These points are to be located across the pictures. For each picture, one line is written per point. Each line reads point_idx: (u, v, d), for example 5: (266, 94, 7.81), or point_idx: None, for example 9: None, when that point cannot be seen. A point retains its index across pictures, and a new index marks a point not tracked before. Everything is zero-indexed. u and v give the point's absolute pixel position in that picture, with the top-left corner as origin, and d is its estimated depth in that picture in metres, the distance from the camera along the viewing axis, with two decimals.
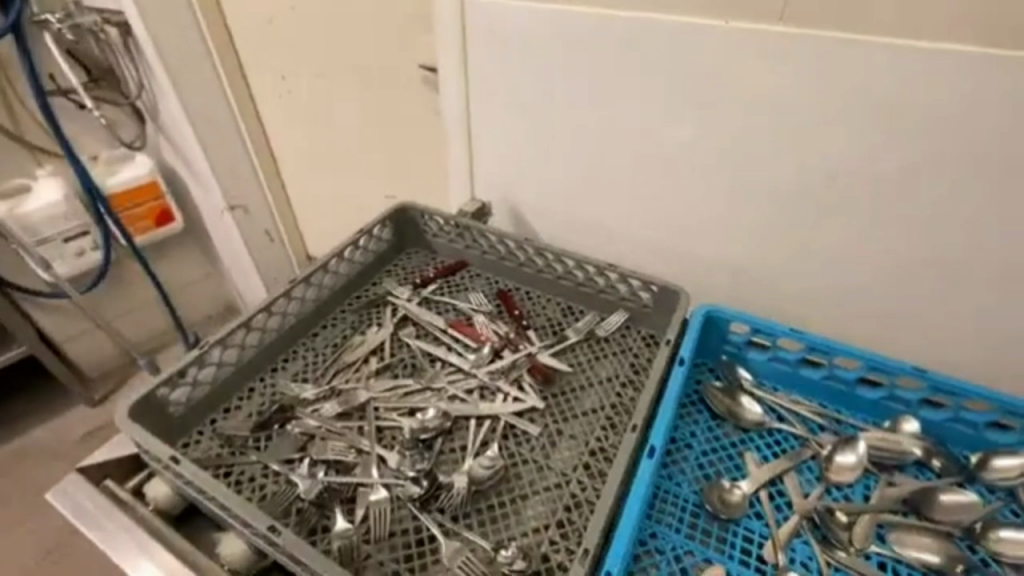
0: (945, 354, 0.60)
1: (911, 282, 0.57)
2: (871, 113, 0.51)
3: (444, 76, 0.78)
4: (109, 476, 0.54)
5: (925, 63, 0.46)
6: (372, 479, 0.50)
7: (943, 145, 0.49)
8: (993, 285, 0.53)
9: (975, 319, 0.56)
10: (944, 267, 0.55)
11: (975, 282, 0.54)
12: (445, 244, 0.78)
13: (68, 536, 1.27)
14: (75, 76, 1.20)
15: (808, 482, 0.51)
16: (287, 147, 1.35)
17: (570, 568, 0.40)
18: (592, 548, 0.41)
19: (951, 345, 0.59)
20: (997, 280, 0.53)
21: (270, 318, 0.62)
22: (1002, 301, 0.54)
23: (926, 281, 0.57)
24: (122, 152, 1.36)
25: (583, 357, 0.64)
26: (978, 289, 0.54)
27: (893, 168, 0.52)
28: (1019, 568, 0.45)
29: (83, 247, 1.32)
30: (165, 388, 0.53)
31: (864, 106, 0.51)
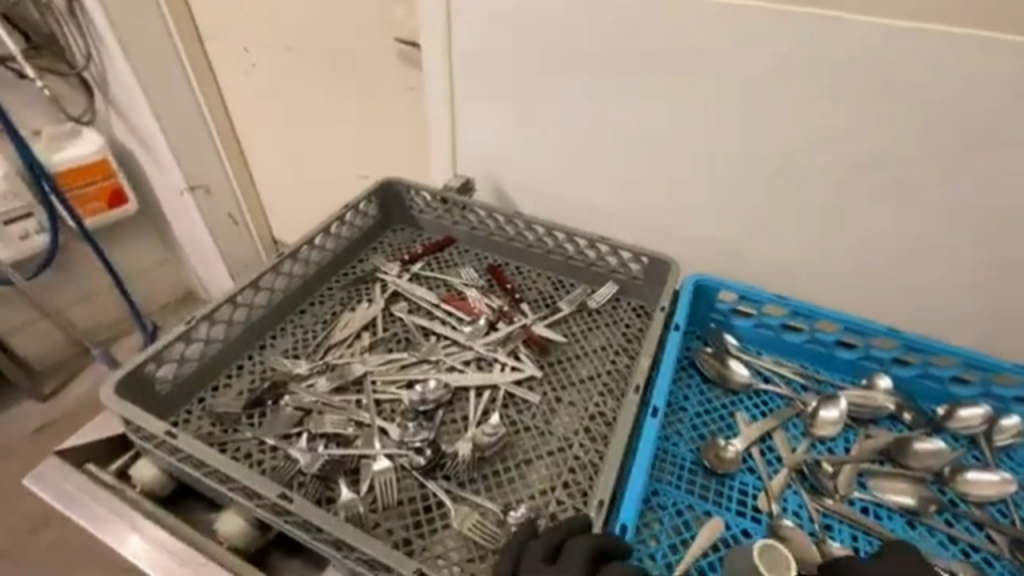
0: (912, 318, 0.64)
1: (885, 251, 0.61)
2: (852, 87, 0.53)
3: (426, 52, 0.76)
4: (90, 461, 0.51)
5: (902, 40, 0.49)
6: (375, 450, 0.50)
7: (917, 120, 0.52)
8: (957, 253, 0.57)
9: (939, 283, 0.60)
10: (916, 236, 0.58)
11: (942, 249, 0.58)
12: (432, 220, 0.77)
13: (20, 538, 1.19)
14: (13, 43, 1.11)
15: (794, 438, 0.54)
16: (251, 125, 1.29)
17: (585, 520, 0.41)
18: (604, 500, 0.42)
19: (917, 309, 0.63)
20: (962, 248, 0.57)
21: (257, 294, 0.60)
22: (964, 265, 0.58)
23: (898, 250, 0.60)
24: (70, 127, 1.26)
25: (576, 328, 0.65)
26: (943, 256, 0.58)
27: (871, 142, 0.55)
28: (982, 505, 0.49)
29: (26, 229, 1.23)
30: (152, 363, 0.51)
31: (846, 80, 0.53)
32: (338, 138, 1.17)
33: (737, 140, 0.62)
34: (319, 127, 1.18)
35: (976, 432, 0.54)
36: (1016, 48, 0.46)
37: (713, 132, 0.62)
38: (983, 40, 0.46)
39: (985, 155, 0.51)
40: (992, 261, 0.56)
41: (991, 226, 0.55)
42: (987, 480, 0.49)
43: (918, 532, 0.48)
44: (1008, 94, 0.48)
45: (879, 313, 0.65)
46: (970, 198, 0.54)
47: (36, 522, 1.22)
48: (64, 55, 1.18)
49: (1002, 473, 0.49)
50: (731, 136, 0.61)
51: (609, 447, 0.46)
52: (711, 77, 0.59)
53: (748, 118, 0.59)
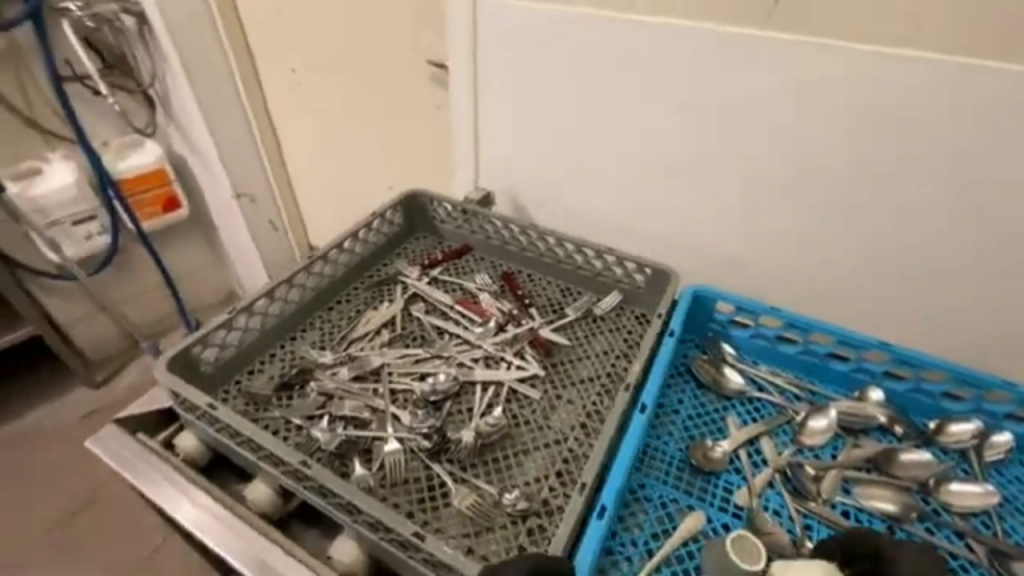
0: (908, 335, 0.66)
1: (879, 269, 0.63)
2: (849, 110, 0.56)
3: (454, 80, 0.84)
4: (141, 431, 0.58)
5: (886, 68, 0.53)
6: (387, 433, 0.55)
7: (906, 141, 0.55)
8: (950, 271, 0.59)
9: (936, 300, 0.62)
10: (908, 255, 0.61)
11: (940, 271, 0.60)
12: (452, 230, 0.83)
13: (71, 512, 1.28)
14: (91, 63, 1.24)
15: (782, 443, 0.57)
16: (293, 139, 1.39)
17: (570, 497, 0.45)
18: (590, 482, 0.46)
19: (910, 327, 0.65)
20: (954, 266, 0.59)
21: (291, 290, 0.67)
22: (960, 284, 0.60)
23: (892, 267, 0.63)
24: (133, 138, 1.39)
25: (580, 333, 0.70)
26: (937, 275, 0.60)
27: (867, 163, 0.58)
28: (965, 516, 0.51)
29: (91, 230, 1.36)
30: (198, 346, 0.58)
31: (841, 105, 0.57)
32: (372, 151, 1.25)
33: (738, 158, 0.65)
34: (355, 139, 1.26)
35: (966, 446, 0.55)
36: (995, 74, 0.49)
37: (714, 151, 0.67)
38: (963, 67, 0.50)
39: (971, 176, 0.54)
40: (985, 279, 0.58)
41: (982, 245, 0.57)
42: (970, 491, 0.51)
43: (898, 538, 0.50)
44: (995, 117, 0.50)
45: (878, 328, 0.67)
46: (960, 217, 0.56)
47: (82, 501, 1.30)
48: (132, 73, 1.31)
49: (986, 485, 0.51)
50: (732, 155, 0.66)
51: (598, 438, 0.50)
52: (714, 99, 0.63)
53: (746, 138, 0.64)
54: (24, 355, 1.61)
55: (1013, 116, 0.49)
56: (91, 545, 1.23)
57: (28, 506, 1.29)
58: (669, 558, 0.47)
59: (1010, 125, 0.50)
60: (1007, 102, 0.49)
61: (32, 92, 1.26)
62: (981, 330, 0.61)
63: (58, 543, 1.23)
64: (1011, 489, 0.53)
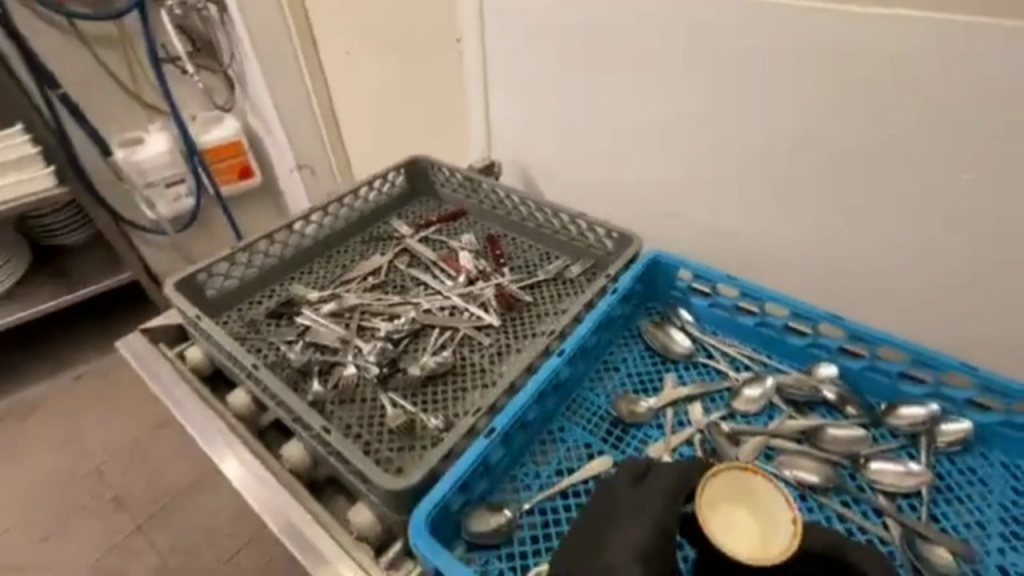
0: (876, 314, 0.64)
1: (872, 245, 0.60)
2: (836, 76, 0.54)
3: (467, 45, 0.89)
4: (161, 341, 0.70)
5: (840, 27, 0.52)
6: (346, 360, 0.63)
7: (865, 104, 0.54)
8: (939, 246, 0.56)
9: (941, 281, 0.57)
10: (900, 230, 0.57)
11: (940, 251, 0.56)
12: (451, 194, 0.89)
13: (146, 435, 1.42)
14: (181, 47, 1.44)
15: (713, 406, 0.58)
16: (352, 125, 1.40)
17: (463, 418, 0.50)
18: (486, 407, 0.52)
19: (874, 300, 0.63)
20: (956, 241, 0.54)
21: (291, 236, 0.76)
22: (965, 267, 0.55)
23: (865, 241, 0.60)
24: (215, 114, 1.57)
25: (548, 293, 0.72)
26: (941, 254, 0.56)
27: (860, 129, 0.55)
28: (891, 496, 0.49)
29: (179, 192, 1.56)
30: (204, 274, 0.69)
31: (830, 71, 0.54)
32: (419, 137, 1.21)
33: (712, 124, 0.66)
34: (405, 129, 1.22)
35: (917, 430, 0.52)
36: (963, 30, 0.46)
37: (689, 117, 0.68)
38: (914, 20, 0.48)
39: (932, 140, 0.52)
40: (977, 259, 0.54)
41: (986, 215, 0.52)
42: (892, 470, 0.49)
43: (808, 507, 0.49)
44: (998, 71, 0.46)
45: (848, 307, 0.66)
46: (968, 187, 0.51)
47: (158, 422, 1.45)
48: (215, 55, 1.49)
49: (911, 465, 0.49)
50: (705, 125, 0.67)
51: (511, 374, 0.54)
52: (690, 68, 0.65)
53: (717, 106, 0.65)
54: (109, 304, 1.80)
55: (966, 69, 0.47)
56: (160, 462, 1.36)
57: (116, 425, 1.45)
58: (566, 490, 0.51)
59: (1010, 82, 0.45)
60: (958, 56, 0.47)
61: (138, 71, 1.50)
62: (981, 317, 0.57)
63: (134, 459, 1.37)
64: (957, 478, 0.50)
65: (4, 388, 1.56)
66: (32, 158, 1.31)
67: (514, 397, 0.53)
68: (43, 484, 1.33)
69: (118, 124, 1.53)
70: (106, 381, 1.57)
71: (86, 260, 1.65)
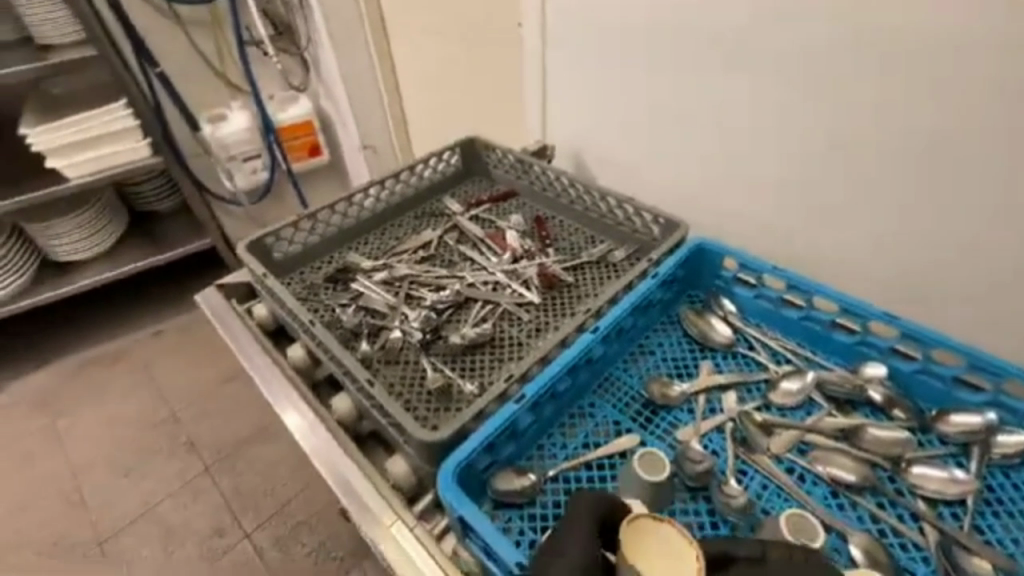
0: (934, 314, 0.62)
1: (936, 243, 0.58)
2: (907, 62, 0.52)
3: (526, 30, 0.90)
4: (231, 297, 0.77)
5: (916, 11, 0.49)
6: (393, 325, 0.67)
7: (939, 94, 0.51)
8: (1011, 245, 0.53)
9: (1007, 278, 0.54)
10: (969, 228, 0.55)
11: (1010, 250, 0.53)
12: (502, 174, 0.90)
13: (215, 389, 1.55)
14: (264, 30, 1.53)
15: (749, 396, 0.57)
16: (416, 109, 1.43)
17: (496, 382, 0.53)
18: (519, 373, 0.54)
19: (937, 302, 0.61)
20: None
21: (350, 208, 0.81)
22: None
23: (930, 240, 0.58)
24: (290, 94, 1.67)
25: (590, 275, 0.72)
26: (1010, 253, 0.53)
27: (932, 116, 0.53)
28: (931, 502, 0.47)
29: (255, 167, 1.68)
30: (271, 238, 0.75)
31: (901, 57, 0.52)
32: (477, 120, 1.22)
33: (773, 110, 0.64)
34: (465, 112, 1.24)
35: (970, 440, 0.49)
36: None
37: (750, 103, 0.66)
38: (1005, 5, 0.44)
39: (1016, 133, 0.48)
40: None
41: None
42: (934, 475, 0.47)
43: (840, 504, 0.48)
44: None
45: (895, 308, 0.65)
46: None
47: (226, 377, 1.58)
48: (293, 38, 1.58)
49: (957, 472, 0.47)
50: (759, 113, 0.66)
51: (545, 346, 0.56)
52: (751, 61, 0.64)
53: (772, 95, 0.63)
54: (185, 267, 1.97)
55: None
56: (225, 415, 1.48)
57: (190, 377, 1.60)
58: (591, 462, 0.52)
59: None
60: None
61: (225, 52, 1.61)
62: None
63: (204, 408, 1.51)
64: (1010, 492, 0.47)
65: (102, 335, 1.76)
66: (132, 131, 1.45)
67: (545, 367, 0.55)
68: (128, 424, 1.49)
69: (205, 101, 1.66)
70: (184, 337, 1.73)
71: (172, 226, 1.81)
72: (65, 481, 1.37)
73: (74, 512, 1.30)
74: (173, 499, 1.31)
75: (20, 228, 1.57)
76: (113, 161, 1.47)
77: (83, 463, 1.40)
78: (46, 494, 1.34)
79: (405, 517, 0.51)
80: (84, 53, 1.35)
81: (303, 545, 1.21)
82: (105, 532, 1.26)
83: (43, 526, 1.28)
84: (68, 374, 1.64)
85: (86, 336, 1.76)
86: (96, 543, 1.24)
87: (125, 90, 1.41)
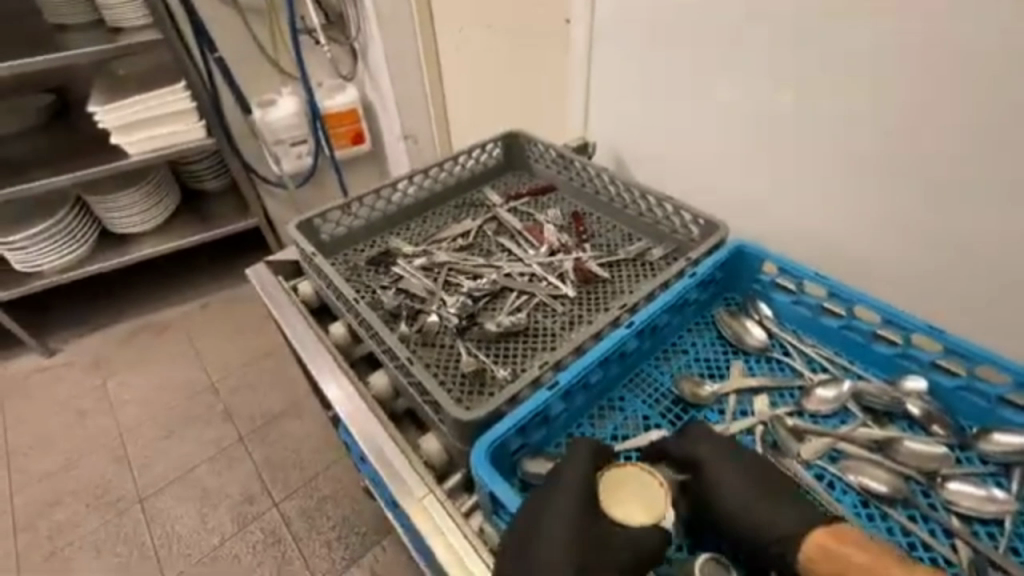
0: (986, 332, 0.60)
1: (994, 262, 0.56)
2: (970, 77, 0.50)
3: (574, 27, 0.91)
4: (280, 274, 0.81)
5: (985, 24, 0.48)
6: (431, 309, 0.69)
7: (1004, 114, 0.50)
8: None
9: None
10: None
11: None
12: (543, 169, 0.91)
13: (252, 363, 1.62)
14: (316, 19, 1.58)
15: (782, 400, 0.57)
16: (458, 101, 1.44)
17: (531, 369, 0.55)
18: (552, 362, 0.56)
19: (989, 320, 0.59)
20: None
21: (394, 194, 0.84)
22: None
23: (1002, 263, 0.55)
24: (337, 82, 1.72)
25: (625, 272, 0.73)
26: None
27: (994, 131, 0.51)
28: (967, 519, 0.46)
29: (300, 152, 1.74)
30: (319, 219, 0.78)
31: (966, 71, 0.51)
32: (518, 115, 1.24)
33: (824, 113, 0.63)
34: (507, 106, 1.25)
35: (1011, 461, 0.48)
36: None
37: (802, 108, 0.65)
38: None
39: None
40: None
41: None
42: (971, 492, 0.47)
43: (869, 514, 0.48)
44: None
45: (944, 316, 0.63)
46: None
47: (262, 353, 1.65)
48: (343, 29, 1.63)
49: (995, 492, 0.46)
50: (810, 118, 0.65)
51: (578, 338, 0.58)
52: (801, 63, 0.63)
53: (820, 100, 0.63)
54: (230, 245, 2.06)
55: None
56: (260, 389, 1.55)
57: (229, 350, 1.67)
58: (619, 454, 0.54)
59: None
60: None
61: (278, 40, 1.67)
62: None
63: (241, 381, 1.58)
64: None
65: (150, 305, 1.86)
66: (188, 113, 1.52)
67: (578, 358, 0.57)
68: (170, 390, 1.57)
69: (257, 87, 1.73)
70: (226, 312, 1.81)
71: (219, 204, 1.89)
72: (110, 440, 1.46)
73: (118, 469, 1.39)
74: (209, 464, 1.38)
75: (83, 199, 1.67)
76: (163, 142, 1.53)
77: (128, 423, 1.49)
78: (94, 451, 1.43)
79: (437, 491, 0.54)
80: (150, 36, 1.41)
81: (329, 518, 1.25)
82: (146, 490, 1.34)
83: (90, 479, 1.37)
84: (118, 340, 1.74)
85: (136, 306, 1.86)
86: (137, 499, 1.32)
87: (185, 73, 1.47)
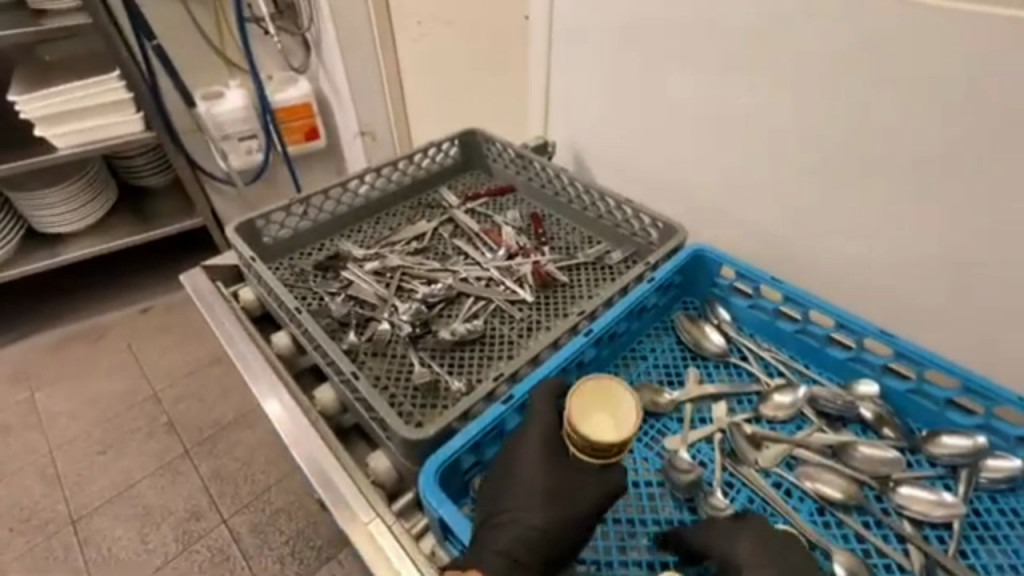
0: (939, 332, 0.61)
1: (961, 268, 0.56)
2: (937, 85, 0.50)
3: (533, 25, 0.88)
4: (218, 280, 0.75)
5: (950, 35, 0.48)
6: (382, 317, 0.65)
7: (974, 122, 0.50)
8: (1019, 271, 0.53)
9: (1000, 299, 0.55)
10: (981, 253, 0.54)
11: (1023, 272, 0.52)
12: (501, 169, 0.88)
13: (198, 370, 1.53)
14: (266, 8, 1.49)
15: (740, 407, 0.57)
16: (416, 95, 1.38)
17: (484, 381, 0.52)
18: (509, 373, 0.53)
19: (944, 322, 0.60)
20: None
21: (344, 194, 0.79)
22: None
23: (953, 266, 0.57)
24: (290, 75, 1.63)
25: (585, 277, 0.71)
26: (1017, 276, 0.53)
27: (960, 140, 0.51)
28: (919, 523, 0.47)
29: (250, 147, 1.64)
30: (260, 221, 0.73)
31: (931, 78, 0.50)
32: (481, 112, 1.19)
33: (791, 115, 0.63)
34: (470, 102, 1.20)
35: (958, 463, 0.49)
36: None
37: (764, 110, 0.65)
38: None
39: None
40: None
41: None
42: (921, 496, 0.47)
43: (825, 522, 0.48)
44: None
45: (900, 321, 0.64)
46: None
47: (210, 358, 1.56)
48: (295, 19, 1.55)
49: (944, 496, 0.47)
50: (775, 120, 0.64)
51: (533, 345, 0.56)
52: (768, 66, 0.62)
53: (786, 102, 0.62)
54: (177, 245, 1.94)
55: None
56: (207, 398, 1.46)
57: (173, 356, 1.57)
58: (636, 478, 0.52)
59: None
60: None
61: (223, 28, 1.57)
62: None
63: (186, 389, 1.48)
64: (996, 518, 0.47)
65: (86, 308, 1.73)
66: (124, 103, 1.42)
67: (536, 369, 0.55)
68: (108, 400, 1.46)
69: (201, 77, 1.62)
70: (171, 315, 1.70)
71: (163, 201, 1.78)
72: (39, 456, 1.34)
73: (49, 487, 1.28)
74: (150, 480, 1.29)
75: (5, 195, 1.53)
76: (98, 135, 1.42)
77: (60, 438, 1.38)
78: (20, 469, 1.32)
79: (385, 515, 0.50)
80: (78, 20, 1.29)
81: (282, 533, 1.19)
82: (79, 510, 1.23)
83: (17, 499, 1.26)
84: (49, 348, 1.61)
85: (70, 310, 1.72)
86: (69, 521, 1.22)
87: (120, 63, 1.36)
